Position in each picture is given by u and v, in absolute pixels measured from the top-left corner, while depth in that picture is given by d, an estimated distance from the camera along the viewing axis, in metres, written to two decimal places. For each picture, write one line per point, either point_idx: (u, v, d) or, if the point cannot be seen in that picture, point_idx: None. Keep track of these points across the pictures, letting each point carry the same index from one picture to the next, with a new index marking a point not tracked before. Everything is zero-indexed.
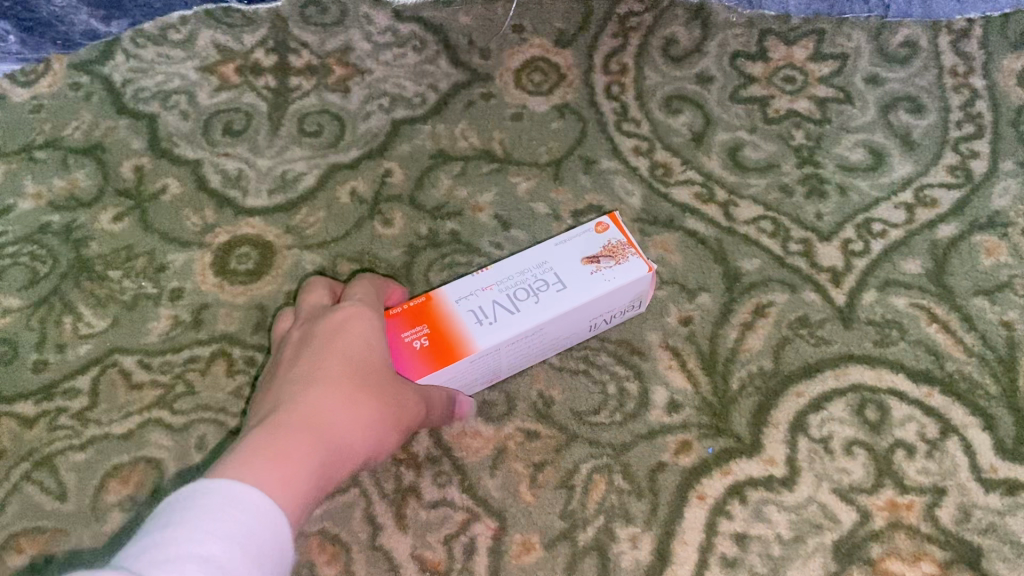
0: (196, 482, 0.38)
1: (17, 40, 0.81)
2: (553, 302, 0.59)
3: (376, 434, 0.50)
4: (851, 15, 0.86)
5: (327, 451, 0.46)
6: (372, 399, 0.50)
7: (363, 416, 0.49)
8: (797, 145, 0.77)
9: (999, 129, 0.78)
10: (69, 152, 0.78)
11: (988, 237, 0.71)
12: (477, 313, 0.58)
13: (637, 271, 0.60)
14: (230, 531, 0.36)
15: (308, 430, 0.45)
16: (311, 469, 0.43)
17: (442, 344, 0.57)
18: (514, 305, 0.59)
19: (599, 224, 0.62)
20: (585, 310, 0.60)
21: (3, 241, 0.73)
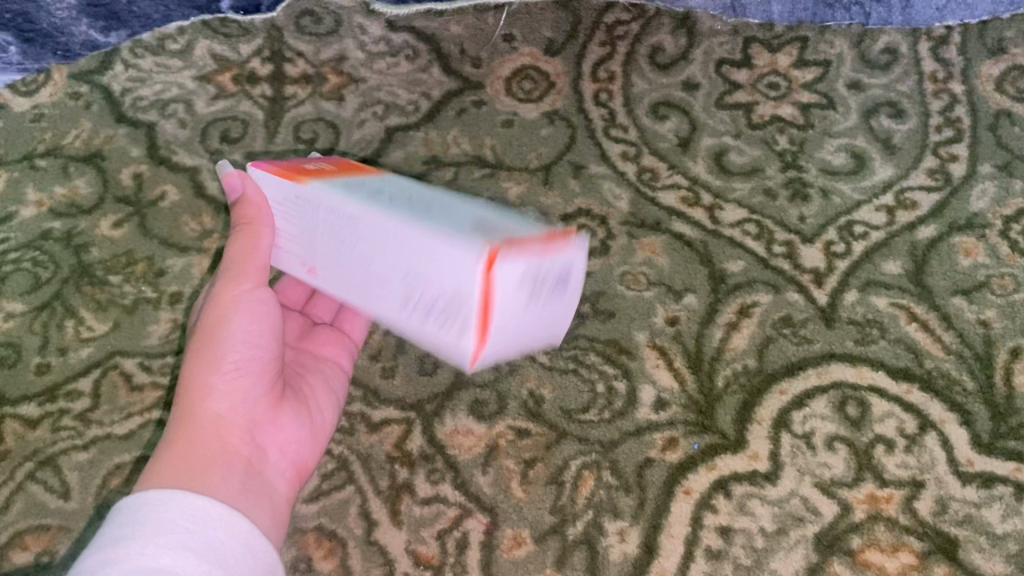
0: (112, 513, 0.45)
1: (18, 51, 0.83)
2: (398, 208, 0.49)
3: (211, 348, 0.52)
4: (833, 22, 0.88)
5: (186, 424, 0.51)
6: (193, 354, 0.53)
7: (188, 365, 0.53)
8: (781, 149, 0.79)
9: (978, 133, 0.80)
10: (69, 160, 0.80)
11: (966, 239, 0.73)
12: (353, 181, 0.53)
13: (472, 237, 0.45)
14: (184, 541, 0.42)
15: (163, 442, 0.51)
16: (167, 461, 0.49)
17: (298, 170, 0.54)
18: (388, 190, 0.51)
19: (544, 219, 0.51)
20: (404, 238, 0.47)
21: (6, 248, 0.75)
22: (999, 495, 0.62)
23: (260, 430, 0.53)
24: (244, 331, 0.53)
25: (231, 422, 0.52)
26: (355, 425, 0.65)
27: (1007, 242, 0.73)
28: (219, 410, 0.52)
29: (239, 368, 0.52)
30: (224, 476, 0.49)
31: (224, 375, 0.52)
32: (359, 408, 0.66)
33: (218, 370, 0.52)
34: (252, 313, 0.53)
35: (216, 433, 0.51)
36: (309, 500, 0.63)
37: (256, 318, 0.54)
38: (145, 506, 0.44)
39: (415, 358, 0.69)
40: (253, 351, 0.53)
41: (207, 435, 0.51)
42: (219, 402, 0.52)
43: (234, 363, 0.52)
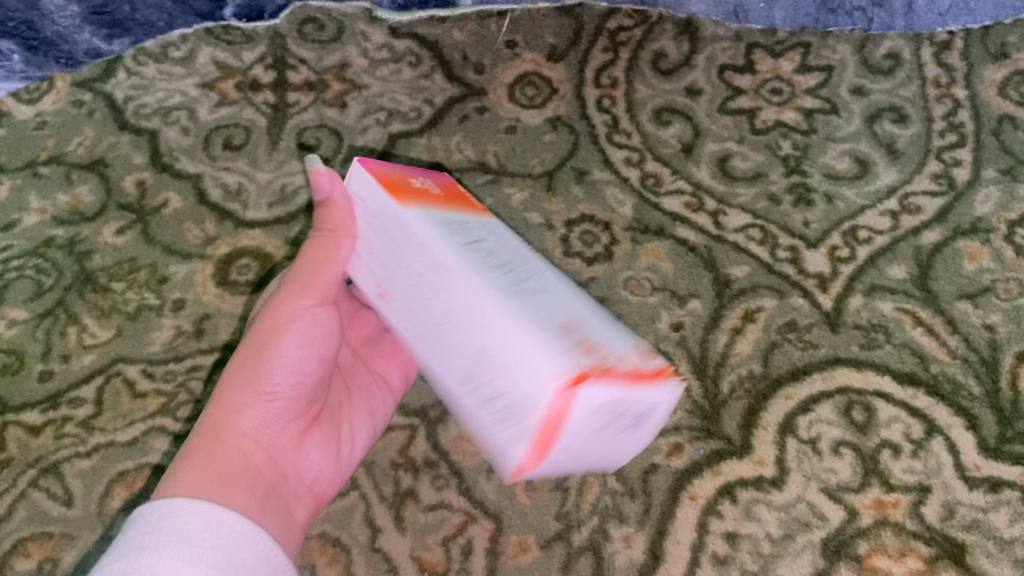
0: (136, 515, 0.44)
1: (21, 59, 0.83)
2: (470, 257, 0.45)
3: (261, 361, 0.52)
4: (835, 27, 0.87)
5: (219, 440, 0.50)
6: (233, 370, 0.53)
7: (229, 376, 0.52)
8: (784, 154, 0.79)
9: (981, 137, 0.80)
10: (72, 168, 0.80)
11: (970, 243, 0.73)
12: (457, 218, 0.48)
13: (587, 354, 0.41)
14: (212, 553, 0.42)
15: (190, 454, 0.50)
16: (197, 467, 0.48)
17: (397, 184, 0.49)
18: (491, 244, 0.47)
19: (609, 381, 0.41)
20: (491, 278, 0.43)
21: (9, 255, 0.75)
22: (1007, 500, 0.61)
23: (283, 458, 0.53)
24: (295, 354, 0.53)
25: (256, 443, 0.51)
26: None
27: (1012, 246, 0.73)
28: (243, 431, 0.51)
29: (278, 392, 0.52)
30: (247, 493, 0.48)
31: (262, 397, 0.52)
32: None
33: (265, 389, 0.52)
34: (309, 337, 0.53)
35: (238, 454, 0.50)
36: None
37: (309, 342, 0.53)
38: (169, 515, 0.43)
39: None
40: (296, 379, 0.53)
41: (232, 453, 0.50)
42: (246, 420, 0.51)
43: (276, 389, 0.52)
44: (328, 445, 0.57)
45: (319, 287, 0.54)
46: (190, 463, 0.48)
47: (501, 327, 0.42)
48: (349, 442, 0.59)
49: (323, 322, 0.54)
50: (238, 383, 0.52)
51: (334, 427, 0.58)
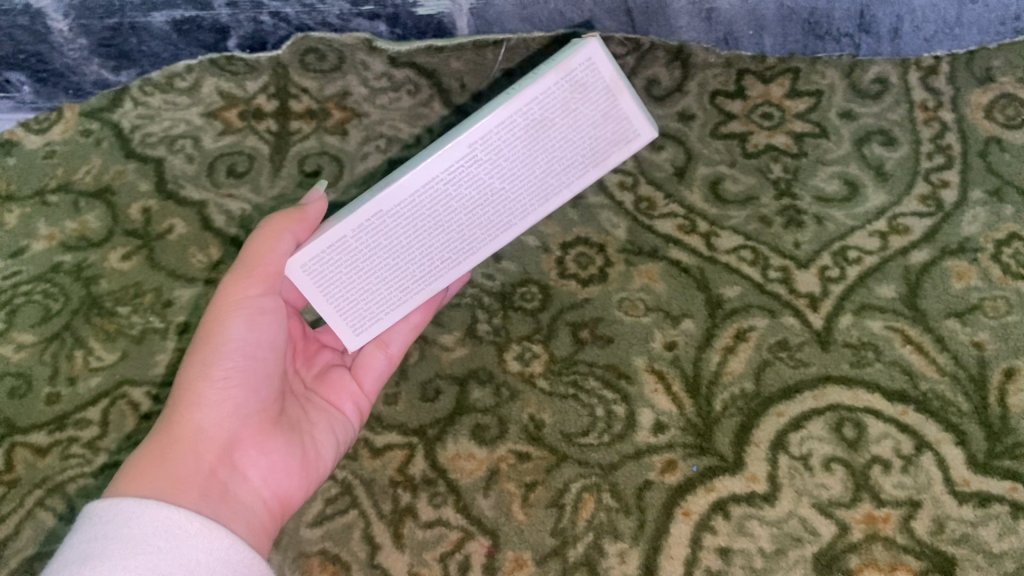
0: (85, 515, 0.46)
1: (31, 90, 0.87)
2: None
3: (210, 355, 0.55)
4: (824, 53, 0.89)
5: (172, 434, 0.53)
6: (188, 366, 0.56)
7: (184, 373, 0.55)
8: (775, 177, 0.81)
9: (968, 159, 0.81)
10: (80, 196, 0.83)
11: (959, 262, 0.75)
12: None
13: None
14: (156, 564, 0.44)
15: (147, 448, 0.53)
16: (150, 467, 0.51)
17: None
18: None
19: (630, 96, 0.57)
20: None
21: (18, 281, 0.78)
22: (996, 514, 0.62)
23: (240, 448, 0.56)
24: (243, 340, 0.57)
25: (211, 433, 0.54)
26: (359, 450, 0.69)
27: (999, 265, 0.74)
28: (198, 425, 0.54)
29: (230, 377, 0.55)
30: (200, 495, 0.51)
31: (213, 385, 0.55)
32: (363, 434, 0.69)
33: (216, 382, 0.55)
34: (251, 322, 0.57)
35: (194, 450, 0.53)
36: (314, 524, 0.66)
37: (252, 325, 0.57)
38: (119, 519, 0.46)
39: (417, 384, 0.71)
40: (243, 365, 0.56)
41: (182, 443, 0.53)
42: (203, 414, 0.54)
43: (226, 378, 0.55)
44: (287, 446, 0.59)
45: (259, 275, 0.57)
46: (146, 461, 0.52)
47: None
48: (314, 449, 0.61)
49: (265, 310, 0.58)
50: (188, 376, 0.55)
51: (295, 430, 0.60)
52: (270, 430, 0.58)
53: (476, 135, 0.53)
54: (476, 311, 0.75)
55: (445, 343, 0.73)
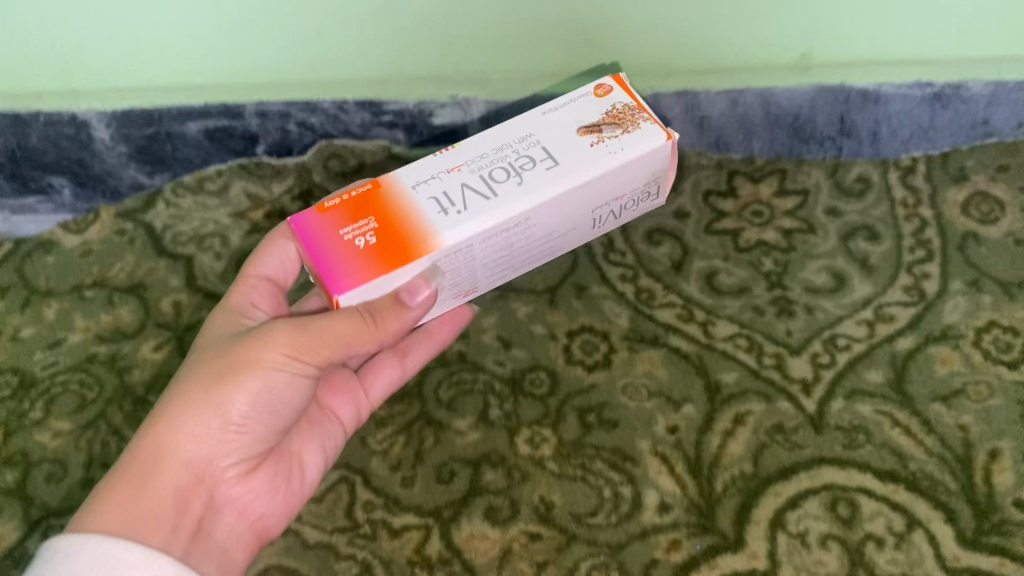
0: (45, 544, 0.54)
1: (71, 193, 0.94)
2: (537, 231, 0.67)
3: (223, 396, 0.59)
4: (808, 155, 0.94)
5: (165, 463, 0.59)
6: (196, 395, 0.59)
7: (191, 399, 0.59)
8: (766, 270, 0.87)
9: (947, 253, 0.87)
10: (114, 291, 0.89)
11: (942, 348, 0.80)
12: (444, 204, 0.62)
13: (651, 167, 0.68)
14: None
15: (138, 470, 0.58)
16: (134, 499, 0.58)
17: (393, 245, 0.61)
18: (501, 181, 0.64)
19: (600, 88, 0.69)
20: (577, 199, 0.66)
21: (56, 370, 0.83)
22: None
23: (224, 486, 0.62)
24: (266, 393, 0.60)
25: (202, 471, 0.60)
26: (378, 531, 0.72)
27: (979, 351, 0.80)
28: (188, 462, 0.59)
29: (243, 424, 0.60)
30: (176, 537, 0.59)
31: (216, 427, 0.60)
32: (381, 515, 0.73)
33: (222, 423, 0.60)
34: (293, 383, 0.61)
35: (179, 485, 0.59)
36: None
37: (290, 385, 0.61)
38: (61, 555, 0.53)
39: (432, 467, 0.75)
40: (253, 414, 0.60)
41: (171, 478, 0.59)
42: (204, 447, 0.60)
43: (232, 426, 0.60)
44: (280, 483, 0.66)
45: (305, 339, 0.60)
46: (129, 488, 0.58)
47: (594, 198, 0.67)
48: (298, 477, 0.68)
49: (296, 370, 0.61)
50: (196, 412, 0.59)
51: (284, 462, 0.66)
52: (259, 470, 0.64)
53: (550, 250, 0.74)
54: (488, 397, 0.79)
55: (459, 427, 0.78)
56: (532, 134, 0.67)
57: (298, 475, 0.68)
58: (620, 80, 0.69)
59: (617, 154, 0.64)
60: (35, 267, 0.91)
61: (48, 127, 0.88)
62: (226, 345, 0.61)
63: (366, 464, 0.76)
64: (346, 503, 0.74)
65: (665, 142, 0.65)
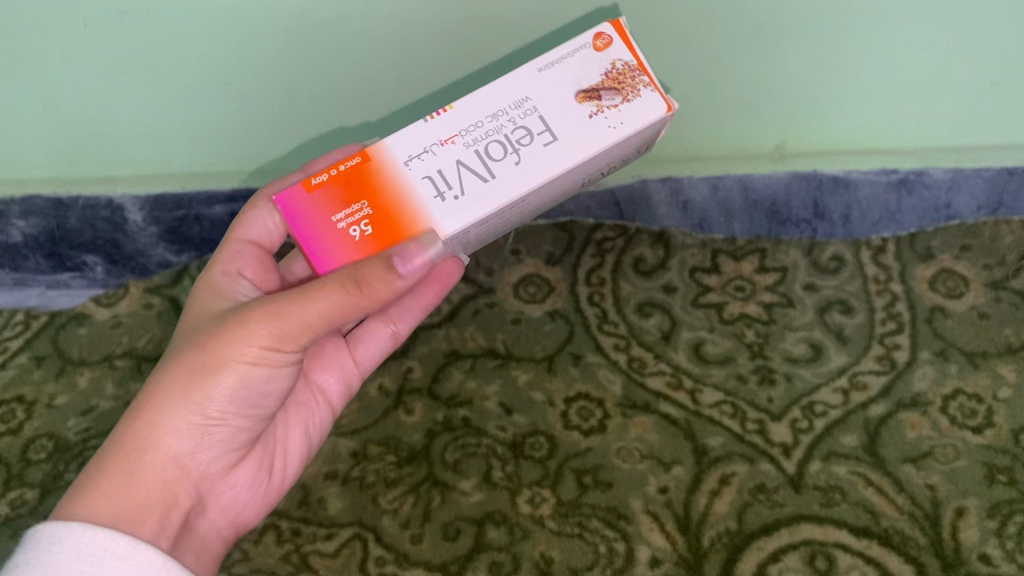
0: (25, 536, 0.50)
1: (103, 270, 1.01)
2: (523, 208, 0.59)
3: (208, 384, 0.57)
4: (786, 236, 1.01)
5: (148, 455, 0.56)
6: (180, 384, 0.56)
7: (176, 388, 0.56)
8: (749, 341, 0.94)
9: (916, 325, 0.94)
10: (142, 360, 0.96)
11: (912, 414, 0.86)
12: (437, 186, 0.54)
13: (649, 133, 0.58)
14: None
15: (120, 460, 0.55)
16: (116, 491, 0.54)
17: (387, 233, 0.54)
18: (490, 162, 0.54)
19: (599, 38, 0.56)
20: (565, 180, 0.57)
21: (88, 435, 0.90)
22: None
23: (206, 478, 0.60)
24: (251, 380, 0.58)
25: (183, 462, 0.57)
26: None
27: (946, 416, 0.86)
28: (172, 454, 0.57)
29: (225, 415, 0.58)
30: (163, 532, 0.56)
31: (199, 417, 0.57)
32: (392, 569, 0.79)
33: (206, 411, 0.57)
34: (271, 375, 0.58)
35: (163, 478, 0.56)
36: None
37: (269, 375, 0.58)
38: (44, 542, 0.49)
39: (439, 525, 0.81)
40: (237, 403, 0.58)
41: (154, 470, 0.56)
42: (183, 443, 0.57)
43: (214, 416, 0.58)
44: (259, 473, 0.64)
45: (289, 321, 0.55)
46: (112, 480, 0.54)
47: (583, 173, 0.58)
48: (280, 468, 0.67)
49: (279, 357, 0.57)
50: (180, 402, 0.56)
51: (264, 452, 0.64)
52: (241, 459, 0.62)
53: (536, 209, 0.66)
54: (491, 459, 0.85)
55: (464, 488, 0.83)
56: (524, 97, 0.55)
57: (277, 466, 0.66)
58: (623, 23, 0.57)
59: (618, 131, 0.54)
60: (69, 338, 0.99)
61: (86, 210, 0.95)
62: (207, 328, 0.58)
63: (378, 521, 0.82)
64: (359, 558, 0.80)
65: (666, 115, 0.55)
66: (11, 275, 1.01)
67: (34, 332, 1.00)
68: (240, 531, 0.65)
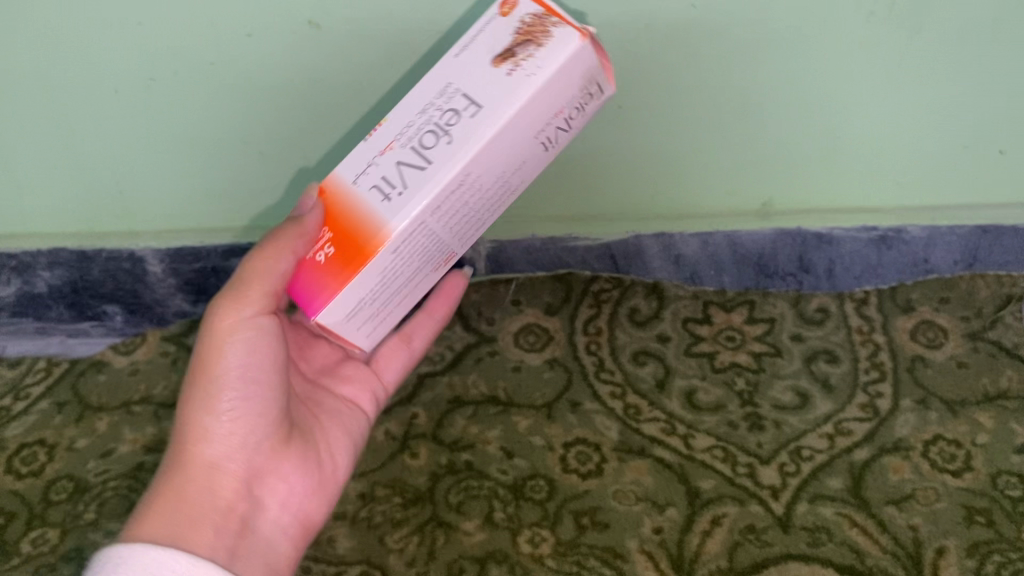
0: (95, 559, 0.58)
1: (122, 319, 1.06)
2: (489, 184, 0.62)
3: (211, 385, 0.66)
4: (773, 288, 1.07)
5: (187, 467, 0.66)
6: (194, 398, 0.66)
7: (193, 404, 0.66)
8: (739, 389, 0.98)
9: (898, 374, 0.99)
10: (159, 406, 1.00)
11: (894, 458, 0.91)
12: (387, 187, 0.60)
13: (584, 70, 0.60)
14: None
15: (168, 479, 0.65)
16: (167, 505, 0.64)
17: (349, 249, 0.61)
18: (433, 146, 0.59)
19: (504, 5, 0.61)
20: (517, 141, 0.60)
21: (107, 477, 0.93)
22: None
23: (252, 478, 0.67)
24: (243, 363, 0.66)
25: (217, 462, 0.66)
26: None
27: (927, 460, 0.90)
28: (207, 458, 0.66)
29: (236, 404, 0.66)
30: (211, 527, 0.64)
31: (219, 417, 0.66)
32: None
33: (225, 413, 0.66)
34: (257, 351, 0.67)
35: (203, 482, 0.65)
36: None
37: (253, 352, 0.66)
38: (113, 561, 0.57)
39: (444, 564, 0.85)
40: (243, 393, 0.66)
41: (195, 477, 0.65)
42: (218, 446, 0.66)
43: (229, 412, 0.66)
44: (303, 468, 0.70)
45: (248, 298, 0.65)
46: (166, 498, 0.64)
47: (537, 133, 0.61)
48: (327, 468, 0.73)
49: (260, 334, 0.67)
50: (198, 412, 0.66)
51: (308, 452, 0.71)
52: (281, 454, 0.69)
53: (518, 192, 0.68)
54: (493, 501, 0.89)
55: (467, 528, 0.87)
56: (450, 82, 0.60)
57: (325, 465, 0.73)
58: None
59: (536, 75, 0.58)
60: (88, 384, 1.03)
61: (109, 261, 1.01)
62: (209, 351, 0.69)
63: (385, 560, 0.85)
64: None
65: (582, 42, 0.58)
66: (33, 323, 1.07)
67: (55, 379, 1.04)
68: (309, 534, 0.71)
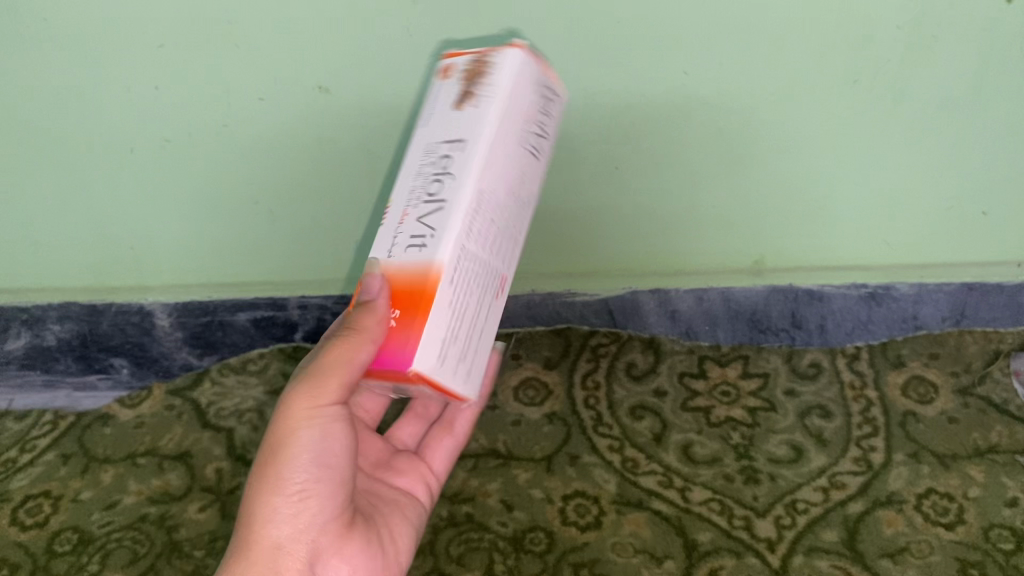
0: None
1: (128, 372, 1.09)
2: (502, 204, 0.61)
3: (277, 470, 0.62)
4: (766, 343, 1.10)
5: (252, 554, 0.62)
6: (258, 482, 0.62)
7: (256, 488, 0.62)
8: (734, 443, 1.00)
9: (891, 429, 1.01)
10: (164, 458, 1.01)
11: (888, 512, 0.92)
12: (416, 242, 0.57)
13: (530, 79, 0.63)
14: None
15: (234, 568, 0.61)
16: None
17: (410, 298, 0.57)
18: (440, 186, 0.58)
19: (443, 73, 0.64)
20: (508, 156, 0.61)
21: (111, 528, 0.94)
22: None
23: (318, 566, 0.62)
24: (313, 449, 0.62)
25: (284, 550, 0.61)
26: None
27: (920, 514, 0.92)
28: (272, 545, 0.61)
29: (303, 490, 0.61)
30: None
31: (286, 503, 0.61)
32: None
33: (290, 498, 0.61)
34: (325, 436, 0.62)
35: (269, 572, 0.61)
36: None
37: (326, 436, 0.62)
38: None
39: None
40: (308, 476, 0.62)
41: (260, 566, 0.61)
42: (286, 528, 0.61)
43: (293, 497, 0.61)
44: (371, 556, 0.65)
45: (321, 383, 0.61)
46: None
47: (521, 148, 0.62)
48: (390, 554, 0.67)
49: (330, 419, 0.62)
50: (262, 497, 0.62)
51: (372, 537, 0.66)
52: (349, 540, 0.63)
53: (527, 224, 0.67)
54: (494, 553, 0.90)
55: None
56: (426, 143, 0.61)
57: (388, 551, 0.67)
58: (455, 54, 0.65)
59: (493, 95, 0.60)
60: (94, 437, 1.05)
61: (118, 315, 1.03)
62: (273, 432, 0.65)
63: None
64: None
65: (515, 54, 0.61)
66: (41, 376, 1.09)
67: (61, 431, 1.06)
68: None
